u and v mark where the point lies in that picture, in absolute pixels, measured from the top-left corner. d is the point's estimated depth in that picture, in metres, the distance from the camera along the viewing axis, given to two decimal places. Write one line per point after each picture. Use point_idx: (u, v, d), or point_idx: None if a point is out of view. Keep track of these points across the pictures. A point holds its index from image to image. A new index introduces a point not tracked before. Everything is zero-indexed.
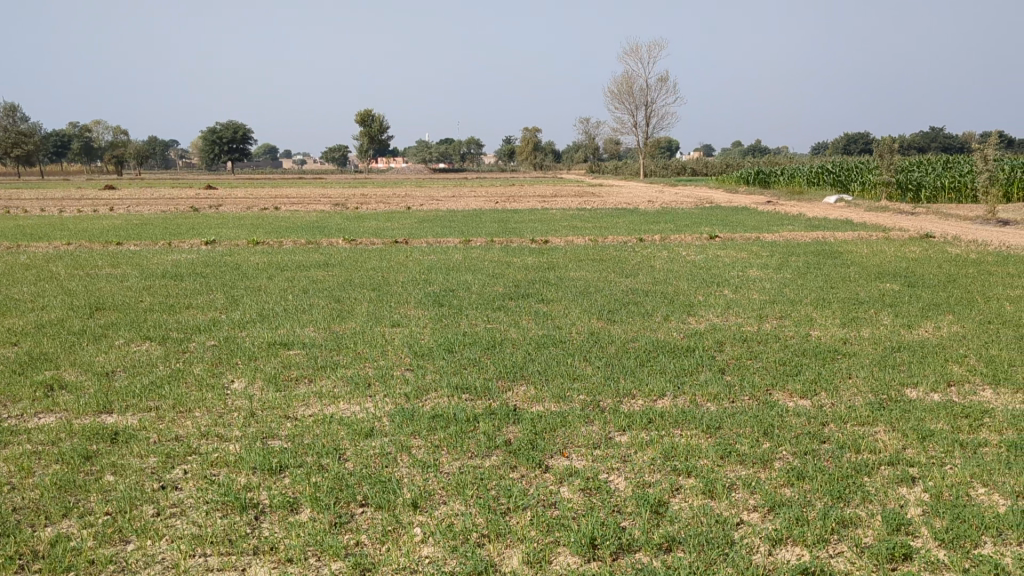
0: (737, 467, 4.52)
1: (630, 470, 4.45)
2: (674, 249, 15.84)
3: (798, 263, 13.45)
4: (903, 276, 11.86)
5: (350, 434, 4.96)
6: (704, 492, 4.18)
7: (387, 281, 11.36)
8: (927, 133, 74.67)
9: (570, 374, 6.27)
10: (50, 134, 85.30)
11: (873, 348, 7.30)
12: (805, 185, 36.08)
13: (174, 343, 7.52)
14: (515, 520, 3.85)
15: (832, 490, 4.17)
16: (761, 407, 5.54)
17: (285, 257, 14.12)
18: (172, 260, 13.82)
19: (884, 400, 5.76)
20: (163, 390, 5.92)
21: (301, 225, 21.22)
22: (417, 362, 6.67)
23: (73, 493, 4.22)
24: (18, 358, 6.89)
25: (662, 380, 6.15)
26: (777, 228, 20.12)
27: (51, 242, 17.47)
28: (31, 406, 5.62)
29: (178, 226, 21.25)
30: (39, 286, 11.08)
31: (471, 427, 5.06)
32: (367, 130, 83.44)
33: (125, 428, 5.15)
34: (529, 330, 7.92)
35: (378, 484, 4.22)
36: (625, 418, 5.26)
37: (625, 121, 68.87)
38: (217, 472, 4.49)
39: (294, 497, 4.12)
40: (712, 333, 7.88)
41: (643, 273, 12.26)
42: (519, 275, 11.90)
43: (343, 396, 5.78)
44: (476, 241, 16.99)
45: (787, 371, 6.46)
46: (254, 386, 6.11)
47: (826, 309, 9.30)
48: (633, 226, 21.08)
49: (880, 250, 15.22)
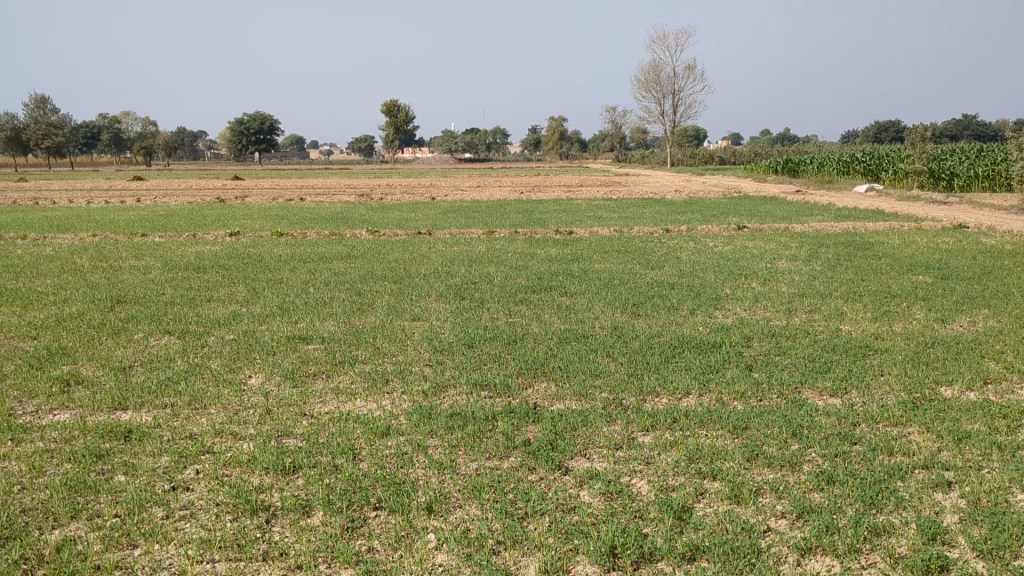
0: (765, 471, 4.36)
1: (653, 473, 4.31)
2: (701, 240, 15.64)
3: (828, 255, 13.20)
4: (936, 268, 11.61)
5: (366, 433, 4.85)
6: (730, 497, 4.03)
7: (409, 273, 11.24)
8: (961, 121, 73.57)
9: (593, 371, 6.13)
10: (80, 127, 85.93)
11: (906, 344, 7.11)
12: (834, 174, 35.63)
13: (193, 337, 7.44)
14: (533, 527, 3.72)
15: (864, 496, 4.00)
16: (789, 406, 5.38)
17: (309, 249, 14.02)
18: (196, 252, 13.80)
19: (917, 399, 5.57)
20: (179, 386, 5.83)
21: (325, 216, 21.16)
22: (437, 358, 6.55)
23: (83, 494, 4.12)
24: (35, 352, 6.84)
25: (688, 377, 5.99)
26: (807, 218, 19.84)
27: (76, 233, 17.52)
28: (45, 402, 5.54)
29: (203, 218, 21.20)
30: (61, 278, 11.04)
31: (490, 427, 4.93)
32: (393, 121, 83.39)
33: (139, 425, 5.06)
34: (552, 325, 7.78)
35: (393, 486, 4.10)
36: (649, 417, 5.11)
37: (652, 110, 68.40)
38: (229, 472, 4.38)
39: (307, 500, 4.00)
40: (738, 327, 7.71)
41: (669, 265, 12.09)
42: (543, 267, 11.76)
43: (360, 393, 5.67)
44: (499, 232, 16.87)
45: (816, 368, 6.27)
46: (271, 382, 6.01)
47: (857, 302, 9.09)
48: (658, 217, 20.83)
49: (912, 241, 14.94)
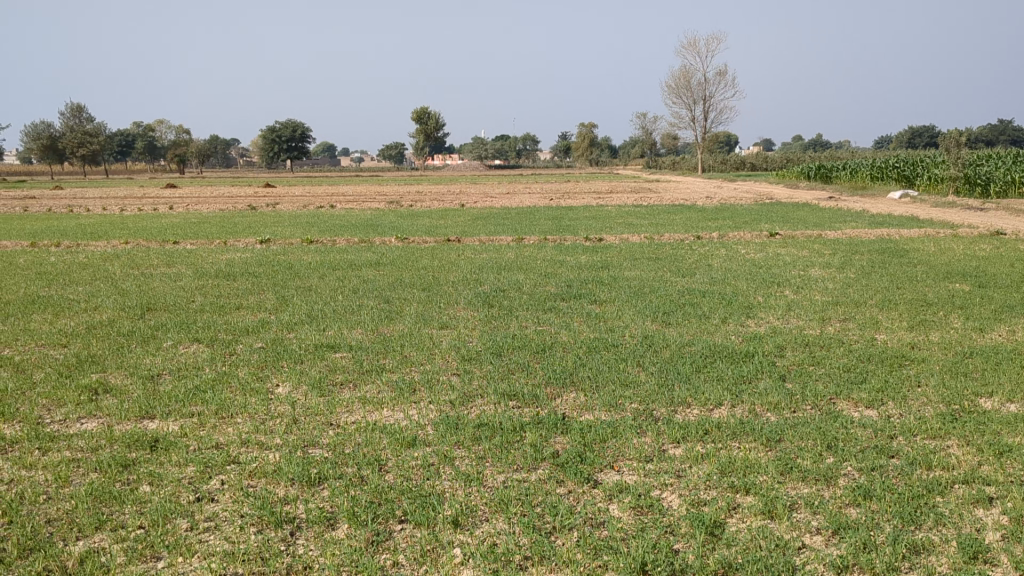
0: (799, 485, 4.26)
1: (684, 487, 4.22)
2: (733, 247, 15.45)
3: (862, 262, 13.00)
4: (972, 275, 11.40)
5: (393, 443, 4.80)
6: (763, 512, 3.93)
7: (437, 280, 11.20)
8: (997, 126, 72.56)
9: (623, 381, 6.04)
10: (115, 136, 86.88)
11: (944, 354, 6.95)
12: (867, 180, 35.23)
13: (221, 345, 7.43)
14: (562, 542, 3.64)
15: (902, 511, 3.89)
16: (824, 418, 5.26)
17: (338, 256, 14.04)
18: (226, 259, 13.87)
19: (956, 411, 5.43)
20: (207, 395, 5.81)
21: (355, 223, 21.26)
22: (465, 367, 6.49)
23: (108, 504, 4.10)
24: (65, 360, 6.86)
25: (720, 388, 5.88)
26: (841, 225, 19.59)
27: (109, 240, 17.70)
28: (73, 411, 5.54)
29: (234, 225, 21.36)
30: (93, 286, 11.11)
31: (518, 438, 4.86)
32: (423, 128, 83.53)
33: (165, 434, 5.04)
34: (581, 333, 7.69)
35: (419, 498, 4.04)
36: (680, 429, 5.02)
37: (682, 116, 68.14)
38: (254, 483, 4.34)
39: (332, 512, 3.95)
40: (771, 336, 7.58)
41: (700, 272, 11.96)
42: (573, 274, 11.69)
43: (387, 402, 5.62)
44: (529, 239, 16.77)
45: (850, 379, 6.14)
46: (298, 391, 5.97)
47: (892, 312, 8.92)
48: (689, 223, 20.67)
49: (948, 248, 14.66)
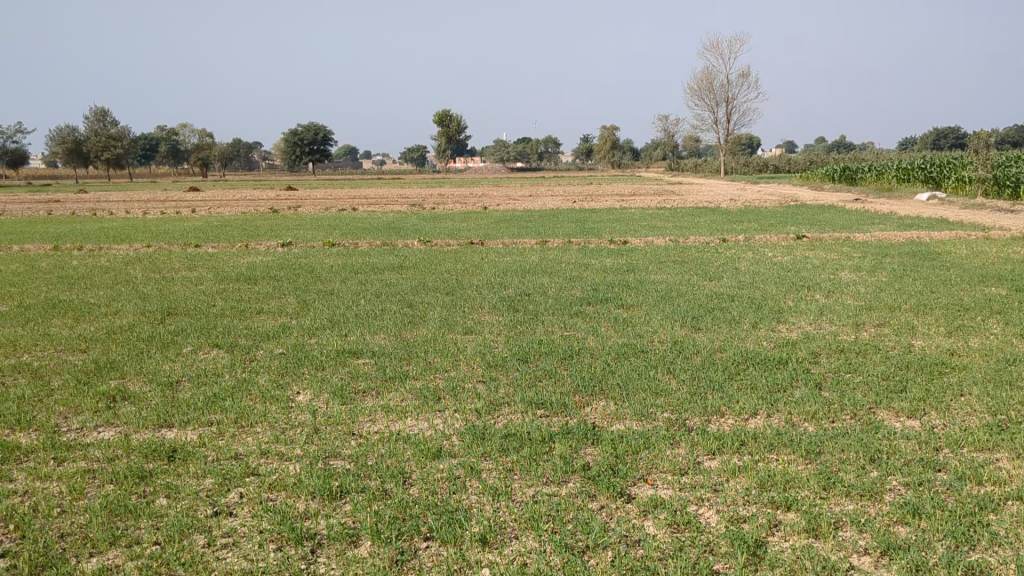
0: (843, 501, 4.05)
1: (722, 502, 4.02)
2: (759, 250, 15.23)
3: (893, 265, 12.74)
4: (1008, 279, 11.13)
5: (417, 455, 4.63)
6: (807, 531, 3.73)
7: (461, 284, 11.04)
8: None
9: (654, 389, 5.83)
10: (140, 139, 87.51)
11: (985, 361, 6.71)
12: (893, 182, 34.79)
13: (242, 350, 7.31)
14: (595, 563, 3.46)
15: (954, 530, 3.68)
16: (865, 429, 5.05)
17: (361, 259, 13.93)
18: (248, 262, 13.79)
19: (1003, 421, 5.21)
20: (227, 403, 5.67)
21: (378, 226, 21.17)
22: (490, 374, 6.31)
23: (123, 518, 3.95)
24: (84, 366, 6.75)
25: (754, 396, 5.68)
26: (869, 227, 19.30)
27: (131, 243, 17.66)
28: (90, 419, 5.42)
29: (256, 227, 21.34)
30: (113, 290, 11.02)
31: (547, 449, 4.69)
32: (445, 131, 83.48)
33: (183, 444, 4.90)
34: (609, 339, 7.50)
35: (445, 514, 3.87)
36: (715, 440, 4.82)
37: (704, 118, 67.88)
38: (274, 496, 4.19)
39: (354, 529, 3.78)
40: (805, 342, 7.37)
41: (728, 276, 11.74)
42: (598, 277, 11.51)
43: (411, 411, 5.46)
44: (552, 242, 16.63)
45: (890, 388, 5.91)
46: (319, 399, 5.82)
47: (927, 316, 8.68)
48: (715, 225, 20.40)
49: (980, 251, 14.39)
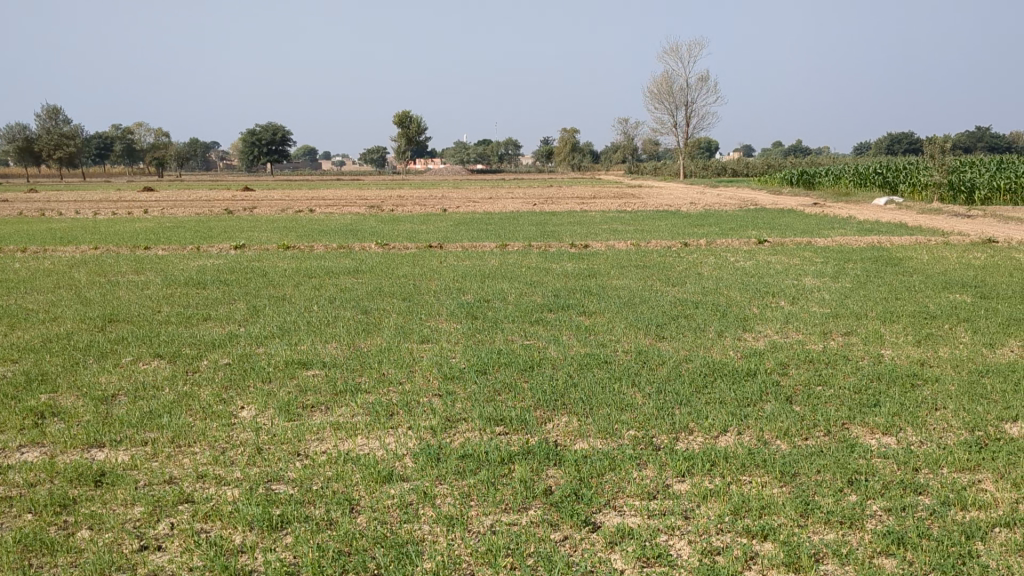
0: (821, 529, 3.79)
1: (694, 532, 3.74)
2: (721, 254, 15.10)
3: (855, 271, 12.58)
4: (971, 285, 11.04)
5: (367, 479, 4.30)
6: (786, 565, 3.46)
7: (418, 289, 10.70)
8: (975, 134, 73.26)
9: (619, 404, 5.54)
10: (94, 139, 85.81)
11: (957, 372, 6.51)
12: (852, 186, 34.97)
13: (185, 361, 6.92)
14: None
15: (943, 563, 3.42)
16: (841, 447, 4.80)
17: (314, 263, 13.48)
18: (198, 265, 13.34)
19: (981, 438, 4.99)
20: (164, 420, 5.29)
21: (336, 228, 20.72)
22: (448, 387, 5.99)
23: (38, 555, 3.58)
24: (12, 379, 6.31)
25: (723, 411, 5.42)
26: (830, 231, 19.26)
27: (77, 245, 17.06)
28: (15, 439, 5.01)
29: (210, 228, 20.79)
30: (55, 294, 10.54)
31: (507, 472, 4.38)
32: (404, 133, 82.71)
33: (114, 467, 4.53)
34: (571, 348, 7.22)
35: (395, 549, 3.54)
36: (685, 461, 4.54)
37: (664, 122, 68.12)
38: (208, 528, 3.83)
39: (294, 566, 3.44)
40: (773, 352, 7.13)
41: (691, 281, 11.53)
42: (559, 282, 11.26)
43: (362, 429, 5.12)
44: (512, 245, 16.39)
45: (863, 403, 5.67)
46: (264, 415, 5.47)
47: (894, 325, 8.49)
48: (677, 229, 20.21)
49: (940, 256, 14.31)
